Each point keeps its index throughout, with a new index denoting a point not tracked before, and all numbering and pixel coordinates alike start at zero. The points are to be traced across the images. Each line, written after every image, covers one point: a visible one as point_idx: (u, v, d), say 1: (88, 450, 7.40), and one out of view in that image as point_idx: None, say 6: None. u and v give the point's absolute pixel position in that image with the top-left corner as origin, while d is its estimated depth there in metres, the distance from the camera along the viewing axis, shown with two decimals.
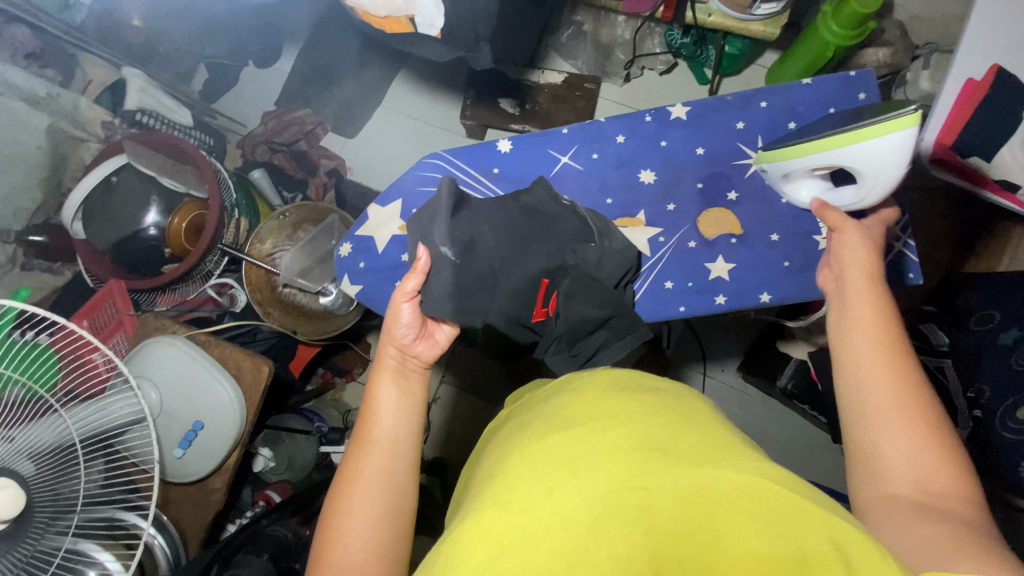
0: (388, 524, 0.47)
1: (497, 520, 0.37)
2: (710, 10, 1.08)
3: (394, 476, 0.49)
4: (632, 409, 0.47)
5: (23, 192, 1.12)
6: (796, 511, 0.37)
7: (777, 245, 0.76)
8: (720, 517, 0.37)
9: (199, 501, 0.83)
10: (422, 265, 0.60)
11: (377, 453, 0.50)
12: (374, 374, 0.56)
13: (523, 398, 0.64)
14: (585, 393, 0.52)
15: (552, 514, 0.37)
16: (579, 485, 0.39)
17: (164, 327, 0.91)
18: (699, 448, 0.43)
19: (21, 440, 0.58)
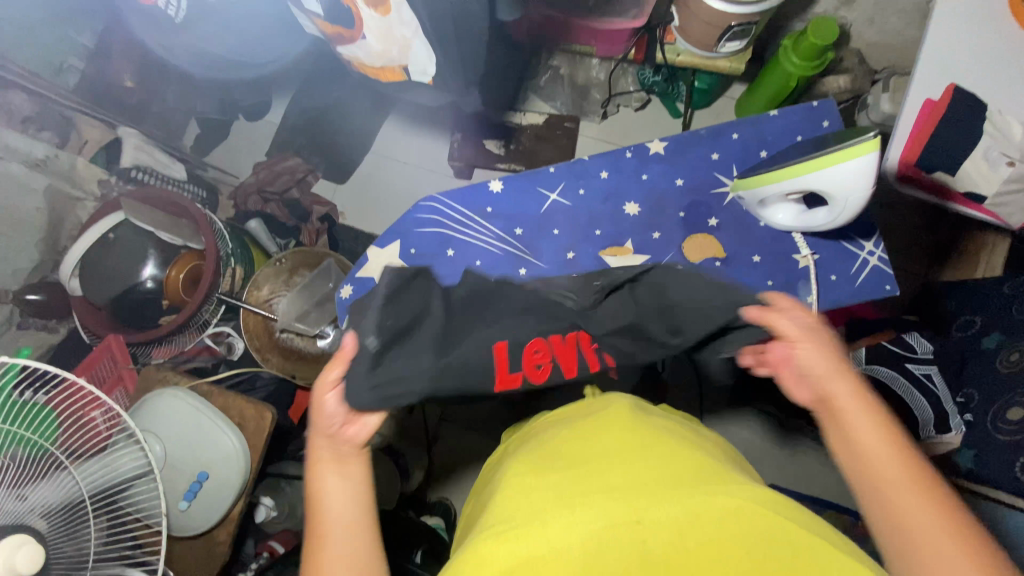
0: None
1: (495, 555, 0.38)
2: (678, 50, 1.16)
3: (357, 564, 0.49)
4: (625, 444, 0.48)
5: (20, 252, 1.15)
6: (783, 527, 0.39)
7: (760, 266, 0.79)
8: (715, 546, 0.37)
9: (204, 555, 0.82)
10: (345, 352, 0.52)
11: (331, 546, 0.49)
12: (310, 469, 0.53)
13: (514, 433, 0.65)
14: (576, 424, 0.52)
15: (549, 549, 0.37)
16: (574, 516, 0.40)
17: (166, 378, 0.91)
18: (691, 476, 0.44)
19: (33, 499, 0.59)
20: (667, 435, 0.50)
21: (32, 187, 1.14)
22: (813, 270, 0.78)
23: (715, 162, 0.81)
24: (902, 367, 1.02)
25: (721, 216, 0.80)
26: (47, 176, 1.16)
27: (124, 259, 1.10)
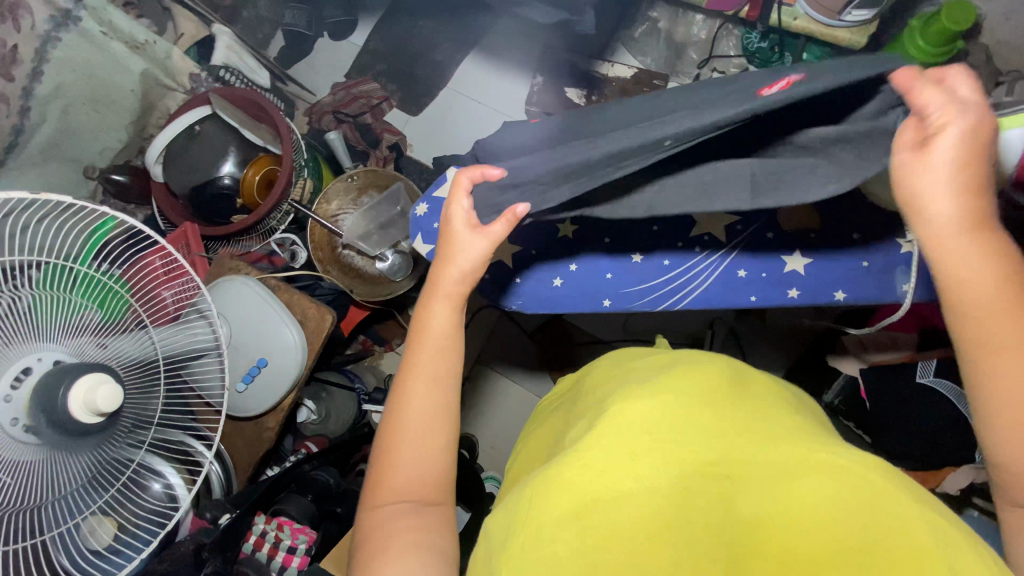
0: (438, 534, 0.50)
1: (579, 486, 0.40)
2: (796, 14, 1.08)
3: (431, 476, 0.53)
4: (718, 395, 0.47)
5: (111, 132, 1.20)
6: (886, 498, 0.38)
7: (859, 245, 0.71)
8: (808, 506, 0.37)
9: (252, 437, 0.86)
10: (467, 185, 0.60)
11: (409, 430, 0.53)
12: (424, 301, 0.59)
13: (598, 364, 0.65)
14: (676, 366, 0.52)
15: (631, 484, 0.40)
16: (661, 457, 0.41)
17: (236, 268, 0.95)
18: (793, 442, 0.42)
19: (112, 349, 0.62)
20: (762, 396, 0.50)
21: (129, 67, 1.17)
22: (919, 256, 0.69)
23: None
24: None
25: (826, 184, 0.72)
26: (144, 61, 1.19)
27: (205, 152, 1.14)
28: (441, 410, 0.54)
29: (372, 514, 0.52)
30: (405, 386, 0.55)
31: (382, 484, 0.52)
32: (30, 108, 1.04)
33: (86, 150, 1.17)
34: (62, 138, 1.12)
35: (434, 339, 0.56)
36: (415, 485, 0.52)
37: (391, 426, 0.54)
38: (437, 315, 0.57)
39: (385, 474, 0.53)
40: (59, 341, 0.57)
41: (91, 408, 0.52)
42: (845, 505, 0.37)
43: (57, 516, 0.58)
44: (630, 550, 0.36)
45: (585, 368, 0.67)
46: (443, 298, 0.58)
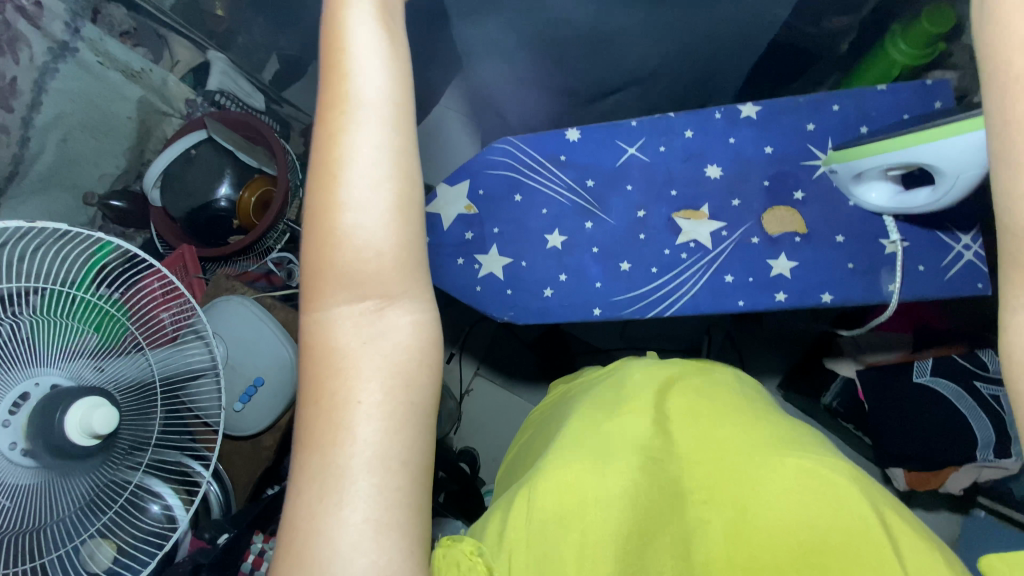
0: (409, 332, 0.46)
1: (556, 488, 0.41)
2: None
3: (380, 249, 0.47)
4: (695, 404, 0.50)
5: (109, 157, 1.22)
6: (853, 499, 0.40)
7: (843, 247, 0.72)
8: (777, 512, 0.39)
9: (250, 456, 0.87)
10: None
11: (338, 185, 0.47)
12: (328, 23, 0.52)
13: (579, 381, 0.67)
14: (653, 376, 0.53)
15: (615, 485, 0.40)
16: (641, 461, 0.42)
17: (233, 289, 0.95)
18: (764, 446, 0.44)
19: (109, 371, 0.63)
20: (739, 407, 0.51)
21: (127, 95, 1.20)
22: (901, 257, 0.70)
23: (810, 133, 0.75)
24: (970, 385, 0.95)
25: (807, 189, 0.73)
26: (140, 88, 1.22)
27: (202, 176, 1.15)
28: (382, 179, 0.48)
29: (317, 317, 0.46)
30: (326, 155, 0.48)
31: (324, 292, 0.46)
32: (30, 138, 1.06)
33: (84, 177, 1.19)
34: (61, 166, 1.14)
35: (352, 70, 0.50)
36: (363, 260, 0.46)
37: (322, 216, 0.47)
38: (359, 44, 0.51)
39: (325, 267, 0.46)
40: (57, 365, 0.58)
41: (87, 431, 0.53)
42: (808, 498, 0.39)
43: (57, 538, 0.58)
44: (603, 542, 0.37)
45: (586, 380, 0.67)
46: (356, 16, 0.52)
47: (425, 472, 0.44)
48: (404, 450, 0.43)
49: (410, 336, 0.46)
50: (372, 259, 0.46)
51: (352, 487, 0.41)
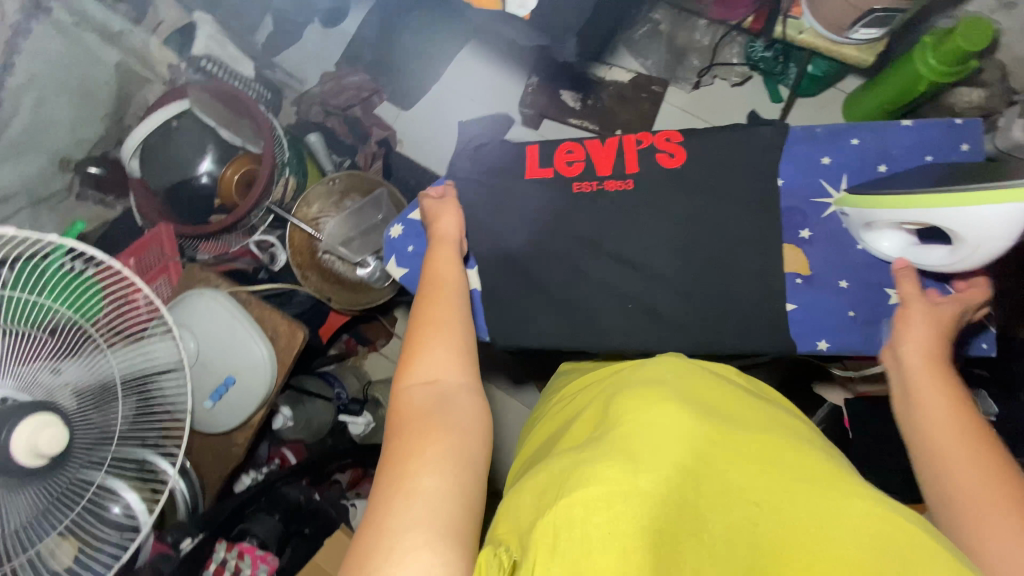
0: (450, 397, 0.54)
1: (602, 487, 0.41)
2: (802, 27, 1.00)
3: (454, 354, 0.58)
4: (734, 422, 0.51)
5: (86, 123, 1.15)
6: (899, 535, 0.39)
7: (846, 293, 0.67)
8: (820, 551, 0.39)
9: (220, 453, 0.85)
10: None
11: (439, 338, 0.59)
12: None
13: (597, 372, 0.68)
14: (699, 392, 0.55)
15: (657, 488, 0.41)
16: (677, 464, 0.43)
17: (208, 279, 0.91)
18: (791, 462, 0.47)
19: (65, 374, 0.60)
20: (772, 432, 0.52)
21: (103, 58, 1.14)
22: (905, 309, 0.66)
23: (825, 167, 0.68)
24: None
25: (816, 228, 0.68)
26: (120, 51, 1.16)
27: (183, 149, 1.09)
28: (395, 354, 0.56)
29: (400, 396, 0.54)
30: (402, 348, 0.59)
31: (410, 362, 0.57)
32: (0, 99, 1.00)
33: (60, 142, 1.13)
34: (36, 129, 1.09)
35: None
36: (433, 370, 0.56)
37: (415, 344, 0.58)
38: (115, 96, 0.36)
39: (410, 382, 0.55)
40: (6, 375, 0.56)
41: (33, 451, 0.50)
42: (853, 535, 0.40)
43: (10, 549, 0.56)
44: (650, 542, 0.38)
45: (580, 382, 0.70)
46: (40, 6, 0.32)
47: (463, 440, 0.50)
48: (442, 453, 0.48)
49: (437, 375, 0.55)
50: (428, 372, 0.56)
51: (419, 485, 0.45)
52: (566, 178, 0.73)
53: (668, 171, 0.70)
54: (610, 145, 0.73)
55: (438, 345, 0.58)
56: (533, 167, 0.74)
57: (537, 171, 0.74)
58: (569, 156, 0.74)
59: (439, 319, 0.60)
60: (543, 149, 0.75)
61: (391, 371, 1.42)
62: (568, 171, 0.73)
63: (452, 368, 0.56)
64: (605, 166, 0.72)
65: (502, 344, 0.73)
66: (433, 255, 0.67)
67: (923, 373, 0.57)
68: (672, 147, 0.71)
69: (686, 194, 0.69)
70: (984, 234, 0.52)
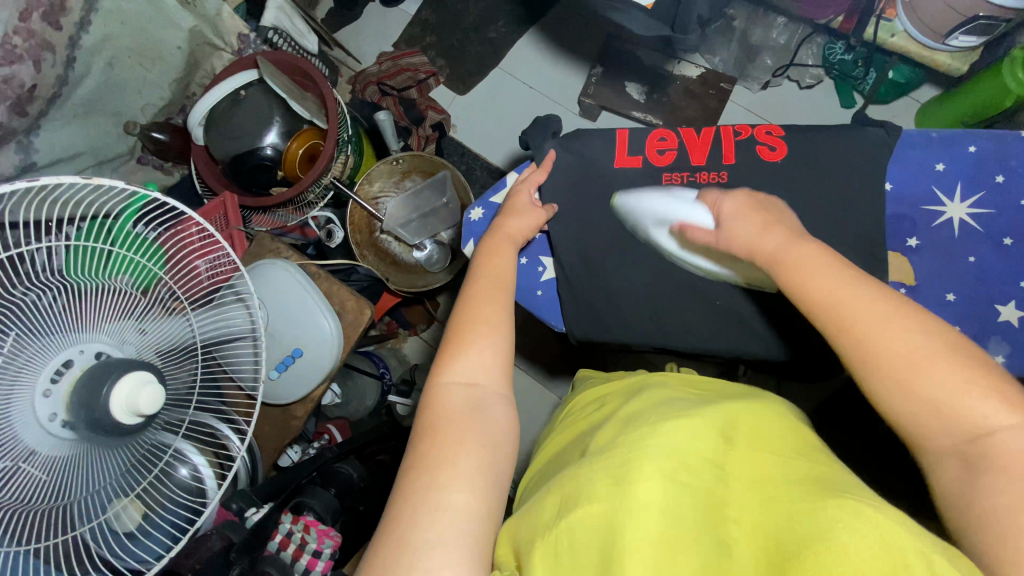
0: (479, 405, 0.52)
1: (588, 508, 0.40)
2: (893, 30, 1.00)
3: (489, 359, 0.55)
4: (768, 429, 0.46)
5: (154, 88, 1.17)
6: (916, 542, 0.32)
7: (952, 307, 0.64)
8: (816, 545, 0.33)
9: (279, 425, 0.85)
10: None
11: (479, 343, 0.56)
12: None
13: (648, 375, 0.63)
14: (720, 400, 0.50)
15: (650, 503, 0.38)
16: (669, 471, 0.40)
17: (278, 251, 0.91)
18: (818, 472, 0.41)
19: (153, 335, 0.60)
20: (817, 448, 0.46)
21: (178, 23, 1.13)
22: (1016, 328, 0.62)
23: (938, 174, 0.65)
24: None
25: (924, 236, 0.65)
26: (193, 17, 1.14)
27: (250, 119, 1.09)
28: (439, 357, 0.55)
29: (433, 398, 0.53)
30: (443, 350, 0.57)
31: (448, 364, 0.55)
32: (76, 58, 1.00)
33: (127, 105, 1.14)
34: (105, 91, 1.09)
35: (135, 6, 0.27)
36: (469, 375, 0.54)
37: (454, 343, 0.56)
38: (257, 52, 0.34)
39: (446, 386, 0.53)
40: (100, 331, 0.55)
41: (131, 409, 0.50)
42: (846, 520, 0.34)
43: (91, 508, 0.56)
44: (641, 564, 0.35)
45: (594, 393, 0.67)
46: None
47: (485, 454, 0.48)
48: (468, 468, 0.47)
49: (473, 383, 0.53)
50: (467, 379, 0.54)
51: (444, 499, 0.44)
52: (657, 170, 0.71)
53: (766, 168, 0.68)
54: (706, 135, 0.71)
55: (473, 348, 0.55)
56: (621, 155, 0.72)
57: (626, 161, 0.72)
58: (660, 145, 0.71)
59: (486, 320, 0.57)
60: (632, 135, 0.73)
61: (430, 356, 1.42)
62: (662, 161, 0.71)
63: (490, 373, 0.54)
64: (699, 157, 0.70)
65: (576, 337, 0.74)
66: (486, 257, 0.63)
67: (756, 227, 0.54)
68: (772, 142, 0.68)
69: (785, 193, 0.67)
70: (665, 208, 0.64)
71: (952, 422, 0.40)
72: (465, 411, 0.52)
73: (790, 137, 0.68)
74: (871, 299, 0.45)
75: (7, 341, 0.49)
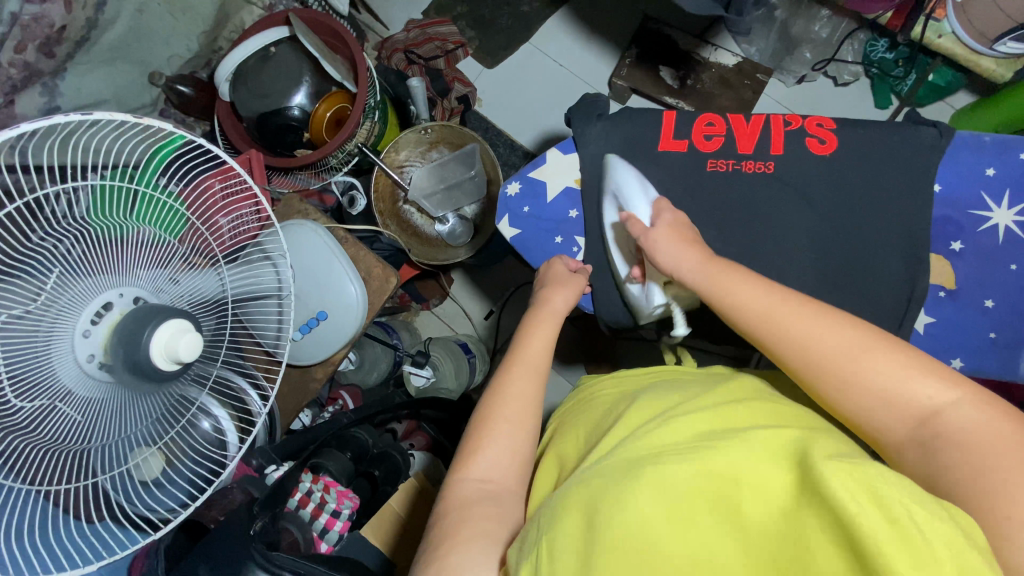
0: (492, 495, 0.50)
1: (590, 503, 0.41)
2: (941, 31, 0.97)
3: (516, 447, 0.54)
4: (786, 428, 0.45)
5: (181, 39, 1.14)
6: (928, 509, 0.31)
7: (989, 314, 0.64)
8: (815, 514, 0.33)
9: (299, 386, 0.85)
10: None
11: (499, 425, 0.55)
12: None
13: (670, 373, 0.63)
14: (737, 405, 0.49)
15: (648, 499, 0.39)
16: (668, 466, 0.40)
17: (305, 212, 0.90)
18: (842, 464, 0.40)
19: (185, 285, 0.59)
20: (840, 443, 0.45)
21: None
22: None
23: (989, 179, 0.64)
24: None
25: (969, 241, 0.64)
26: None
27: (279, 78, 1.07)
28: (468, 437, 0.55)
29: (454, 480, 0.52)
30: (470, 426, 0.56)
31: (471, 447, 0.54)
32: (106, 2, 0.98)
33: (153, 55, 1.12)
34: (133, 38, 1.07)
35: None
36: (493, 465, 0.52)
37: (478, 427, 0.55)
38: None
39: (466, 467, 0.53)
40: (138, 276, 0.54)
41: (169, 355, 0.50)
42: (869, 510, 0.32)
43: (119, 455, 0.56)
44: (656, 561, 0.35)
45: (611, 382, 0.67)
46: None
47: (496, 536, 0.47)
48: (482, 547, 0.45)
49: (493, 472, 0.52)
50: (488, 472, 0.52)
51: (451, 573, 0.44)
52: (701, 156, 0.70)
53: (815, 161, 0.67)
54: (755, 122, 0.69)
55: (493, 438, 0.54)
56: (666, 137, 0.71)
57: (670, 145, 0.70)
58: (707, 130, 0.70)
59: (511, 413, 0.55)
60: (678, 118, 0.71)
61: (442, 330, 1.42)
62: (707, 148, 0.69)
63: (509, 469, 0.53)
64: (744, 145, 0.69)
65: (605, 318, 0.73)
66: (529, 330, 0.63)
67: (672, 241, 0.60)
68: (822, 134, 0.67)
69: (829, 188, 0.66)
70: (627, 189, 0.66)
71: (903, 415, 0.44)
72: (481, 498, 0.50)
73: (839, 133, 0.67)
74: (811, 317, 0.50)
75: (51, 277, 0.49)
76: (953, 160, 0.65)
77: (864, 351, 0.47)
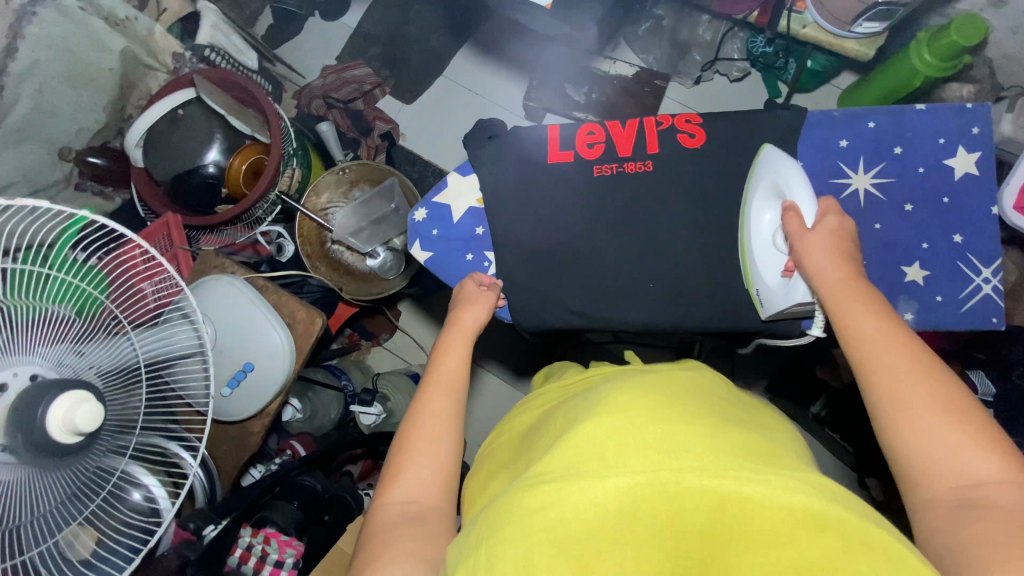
0: (418, 520, 0.51)
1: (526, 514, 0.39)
2: (805, 21, 1.07)
3: (437, 469, 0.55)
4: (683, 410, 0.47)
5: (87, 111, 1.14)
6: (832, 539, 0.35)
7: (863, 272, 0.69)
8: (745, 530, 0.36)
9: (236, 441, 0.84)
10: None
11: (420, 447, 0.55)
12: None
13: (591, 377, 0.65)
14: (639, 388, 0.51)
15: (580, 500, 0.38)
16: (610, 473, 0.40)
17: (223, 266, 0.91)
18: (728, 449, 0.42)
19: (90, 357, 0.59)
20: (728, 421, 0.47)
21: (108, 45, 1.12)
22: (919, 287, 0.68)
23: (843, 150, 0.70)
24: None
25: (835, 208, 0.70)
26: (124, 38, 1.14)
27: (190, 138, 1.08)
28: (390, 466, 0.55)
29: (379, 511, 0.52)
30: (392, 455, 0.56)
31: (393, 475, 0.54)
32: (2, 85, 0.98)
33: (59, 131, 1.11)
34: (35, 117, 1.06)
35: None
36: (416, 490, 0.53)
37: (398, 456, 0.56)
38: None
39: (390, 497, 0.53)
40: (35, 352, 0.54)
41: (70, 428, 0.50)
42: (795, 528, 0.36)
43: (33, 537, 0.55)
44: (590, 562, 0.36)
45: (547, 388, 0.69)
46: None
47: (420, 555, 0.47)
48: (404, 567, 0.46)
49: (415, 496, 0.53)
50: (412, 498, 0.52)
51: None
52: (588, 163, 0.74)
53: (691, 153, 0.72)
54: (631, 125, 0.74)
55: (414, 462, 0.54)
56: (554, 149, 0.75)
57: (558, 156, 0.75)
58: (590, 139, 0.74)
59: (429, 435, 0.56)
60: (562, 131, 0.76)
61: (395, 364, 1.41)
62: (590, 155, 0.74)
63: (431, 489, 0.53)
64: (625, 147, 0.74)
65: (523, 328, 0.75)
66: (443, 352, 0.64)
67: (825, 256, 0.58)
68: (692, 129, 0.72)
69: (706, 176, 0.71)
70: None
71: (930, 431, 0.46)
72: (404, 522, 0.50)
73: (709, 125, 0.72)
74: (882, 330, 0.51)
75: None
76: (810, 136, 0.71)
77: (927, 377, 0.48)
